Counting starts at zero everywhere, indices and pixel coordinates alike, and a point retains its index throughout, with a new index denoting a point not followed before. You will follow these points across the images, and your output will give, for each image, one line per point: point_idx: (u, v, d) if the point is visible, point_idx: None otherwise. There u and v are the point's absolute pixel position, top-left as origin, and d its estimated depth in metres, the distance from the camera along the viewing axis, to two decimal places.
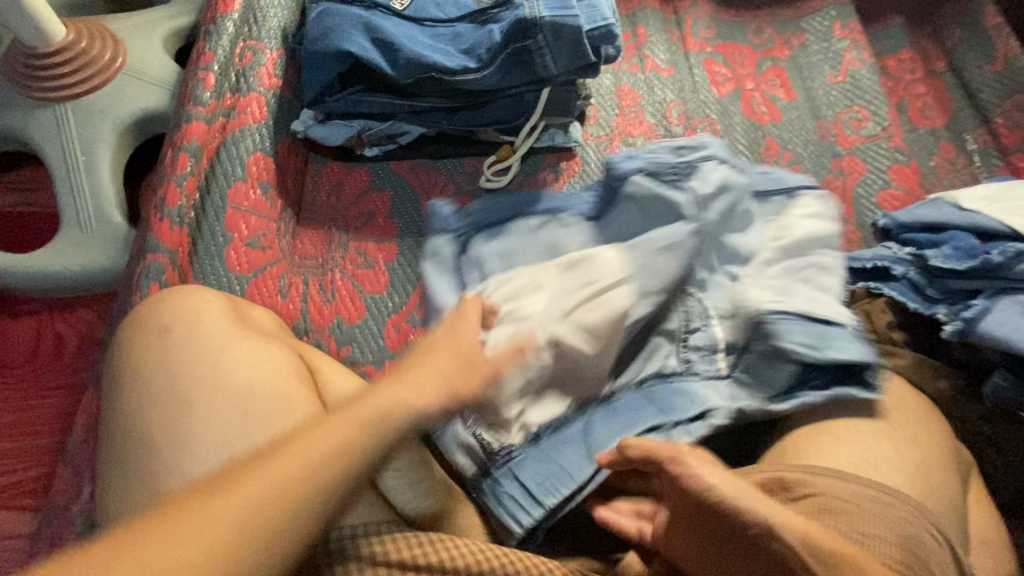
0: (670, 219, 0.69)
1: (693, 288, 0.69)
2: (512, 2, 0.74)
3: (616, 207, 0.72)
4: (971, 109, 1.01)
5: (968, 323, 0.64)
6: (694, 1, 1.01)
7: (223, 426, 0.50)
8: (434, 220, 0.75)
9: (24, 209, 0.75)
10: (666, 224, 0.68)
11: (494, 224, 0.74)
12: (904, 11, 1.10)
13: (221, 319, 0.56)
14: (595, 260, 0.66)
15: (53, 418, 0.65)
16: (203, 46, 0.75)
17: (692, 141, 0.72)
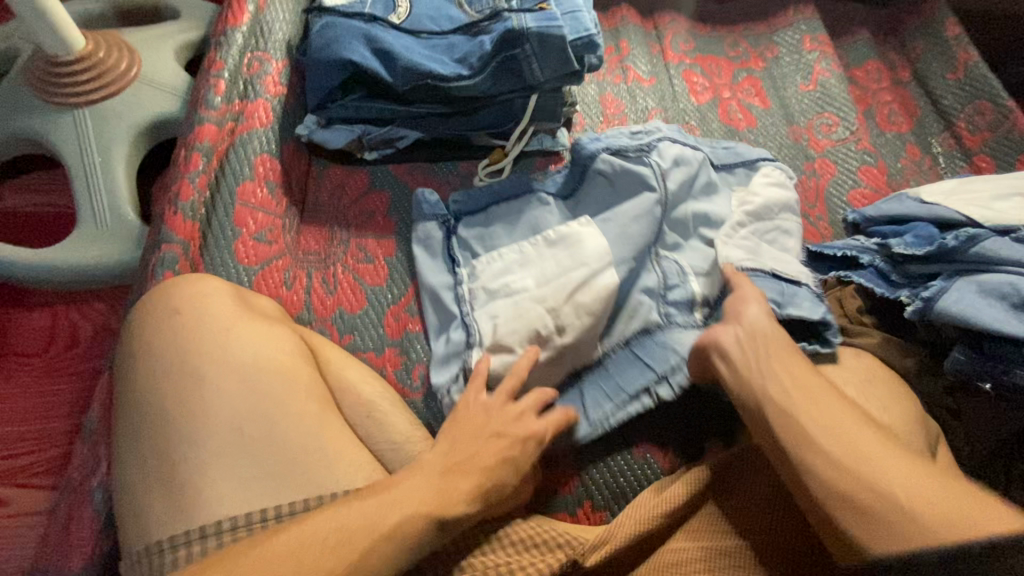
0: (638, 192, 0.75)
1: (667, 251, 0.74)
2: (501, 14, 0.79)
3: (585, 181, 0.78)
4: (935, 114, 1.06)
5: (927, 302, 0.69)
6: (673, 17, 1.08)
7: (232, 397, 0.52)
8: (423, 207, 0.80)
9: (44, 208, 0.81)
10: (634, 197, 0.74)
11: (477, 209, 0.80)
12: (870, 25, 1.16)
13: (224, 297, 0.58)
14: (579, 237, 0.72)
15: (69, 400, 0.70)
16: (214, 55, 0.81)
17: (646, 127, 0.80)
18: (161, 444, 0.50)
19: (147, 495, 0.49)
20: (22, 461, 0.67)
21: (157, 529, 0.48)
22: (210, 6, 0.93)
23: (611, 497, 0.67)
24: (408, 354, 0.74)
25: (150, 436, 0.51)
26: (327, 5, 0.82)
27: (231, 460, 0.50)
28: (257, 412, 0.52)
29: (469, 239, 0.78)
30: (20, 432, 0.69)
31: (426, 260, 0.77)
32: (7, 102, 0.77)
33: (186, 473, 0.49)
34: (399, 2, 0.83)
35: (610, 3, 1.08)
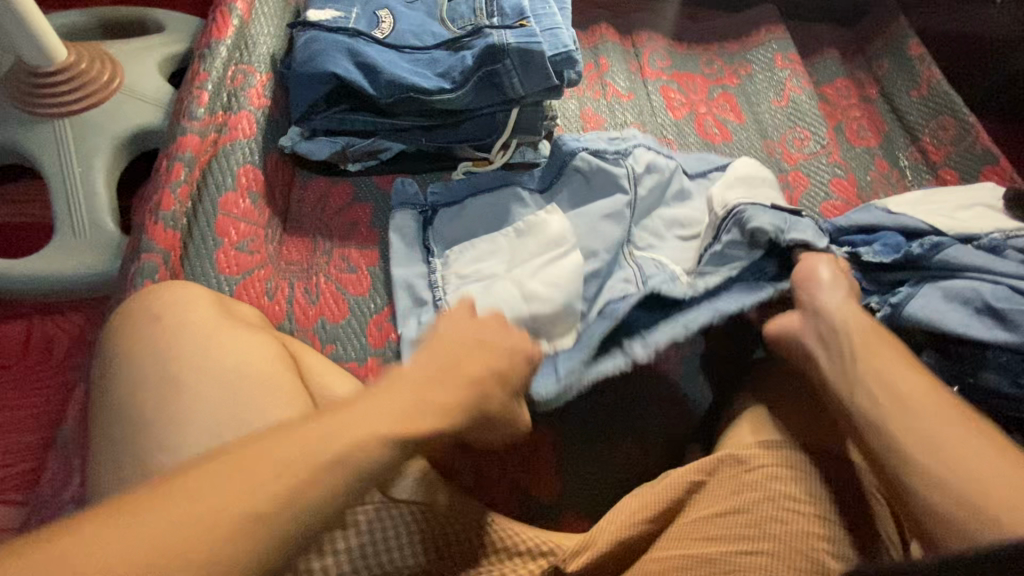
0: (609, 192, 0.78)
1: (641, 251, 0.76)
2: (482, 30, 0.81)
3: (563, 177, 0.80)
4: (901, 130, 1.10)
5: (895, 308, 0.72)
6: (650, 35, 1.11)
7: (209, 404, 0.51)
8: (400, 196, 0.82)
9: (21, 218, 0.80)
10: (605, 197, 0.78)
11: (453, 202, 0.82)
12: (838, 46, 1.20)
13: (203, 305, 0.57)
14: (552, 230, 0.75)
15: (41, 414, 0.69)
16: (197, 67, 0.82)
17: (624, 135, 0.83)
18: (135, 453, 0.49)
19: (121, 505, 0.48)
20: None
21: None
22: (194, 21, 0.94)
23: (589, 502, 0.69)
24: (390, 364, 0.74)
25: (125, 447, 0.49)
26: (311, 20, 0.83)
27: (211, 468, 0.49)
28: (235, 420, 0.51)
29: (445, 233, 0.80)
30: None
31: (401, 257, 0.78)
32: None
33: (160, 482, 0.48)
34: (383, 18, 0.85)
35: (590, 23, 1.11)
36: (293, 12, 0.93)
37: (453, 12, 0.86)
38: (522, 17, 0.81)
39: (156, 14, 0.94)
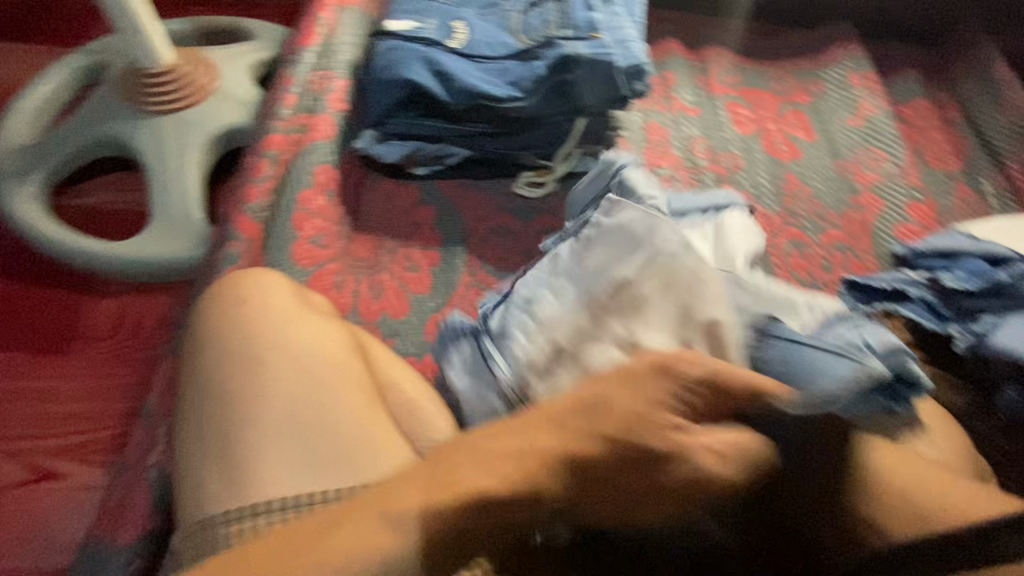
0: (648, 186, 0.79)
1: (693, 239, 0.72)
2: (554, 42, 0.83)
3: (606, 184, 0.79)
4: (985, 154, 1.04)
5: (979, 338, 0.70)
6: (719, 51, 1.10)
7: (288, 384, 0.54)
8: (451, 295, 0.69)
9: (121, 206, 0.90)
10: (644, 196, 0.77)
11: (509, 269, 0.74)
12: (919, 65, 1.15)
13: (283, 291, 0.61)
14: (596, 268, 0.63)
15: (130, 383, 0.78)
16: (286, 72, 0.87)
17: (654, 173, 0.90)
18: (221, 424, 0.52)
19: (206, 471, 0.51)
20: (85, 437, 0.75)
21: (214, 505, 0.50)
22: (282, 30, 1.01)
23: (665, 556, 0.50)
24: None
25: (210, 421, 0.53)
26: (391, 28, 0.87)
27: (285, 448, 0.51)
28: (312, 400, 0.54)
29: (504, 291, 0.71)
30: (86, 409, 0.77)
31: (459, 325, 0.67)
32: (99, 108, 0.86)
33: (243, 453, 0.51)
34: (458, 29, 0.88)
35: (657, 37, 1.12)
36: (372, 23, 0.98)
37: (525, 24, 0.88)
38: (594, 29, 0.82)
39: (249, 23, 1.01)
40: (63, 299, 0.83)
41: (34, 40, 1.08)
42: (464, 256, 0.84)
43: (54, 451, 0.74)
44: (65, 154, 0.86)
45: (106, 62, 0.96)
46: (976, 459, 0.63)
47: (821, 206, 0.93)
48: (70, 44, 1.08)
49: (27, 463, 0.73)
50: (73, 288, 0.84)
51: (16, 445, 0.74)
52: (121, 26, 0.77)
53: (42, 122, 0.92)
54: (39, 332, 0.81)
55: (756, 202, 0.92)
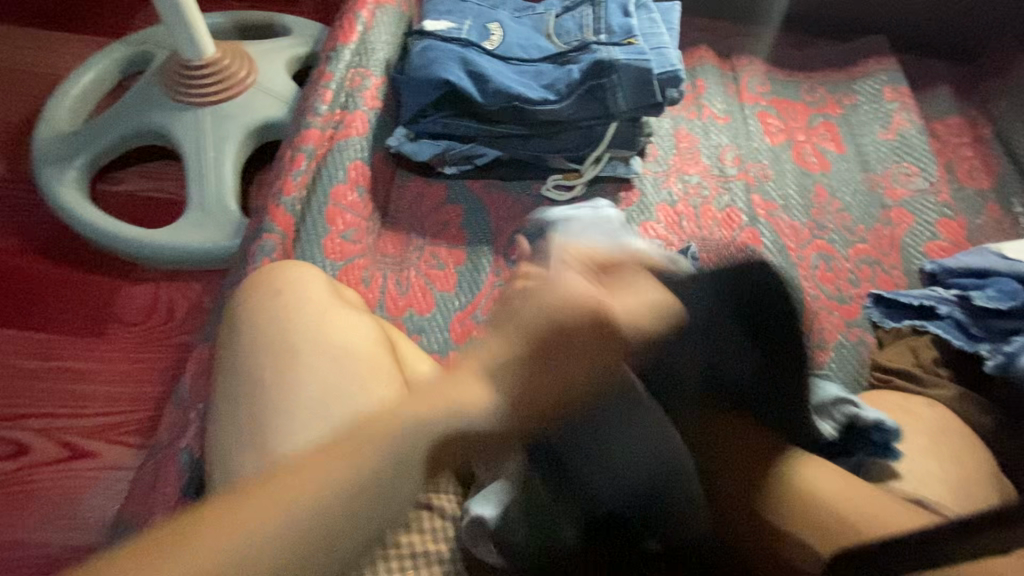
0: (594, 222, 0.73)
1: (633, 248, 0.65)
2: (589, 46, 0.83)
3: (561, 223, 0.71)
4: (1018, 174, 1.02)
5: (1009, 358, 0.68)
6: (750, 60, 1.10)
7: (322, 375, 0.55)
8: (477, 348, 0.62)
9: (158, 194, 0.92)
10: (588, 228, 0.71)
11: None
12: (952, 81, 1.14)
13: (318, 284, 0.62)
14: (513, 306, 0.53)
15: (160, 368, 0.80)
16: (323, 68, 0.88)
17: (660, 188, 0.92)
18: (255, 411, 0.53)
19: (239, 456, 0.52)
20: (116, 420, 0.77)
21: None
22: (318, 26, 1.02)
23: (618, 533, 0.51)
24: None
25: (245, 405, 0.54)
26: (428, 29, 0.88)
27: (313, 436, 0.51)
28: (344, 391, 0.54)
29: None
30: (117, 393, 0.78)
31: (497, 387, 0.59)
32: (140, 99, 0.88)
33: (275, 440, 0.51)
34: (493, 31, 0.89)
35: (688, 44, 1.11)
36: (407, 22, 0.99)
37: (560, 28, 0.89)
38: (630, 35, 0.82)
39: (286, 19, 1.03)
40: (98, 282, 0.85)
41: (76, 29, 1.11)
42: (490, 257, 0.84)
43: (87, 431, 0.76)
44: (107, 141, 0.87)
45: (146, 53, 0.98)
46: (1004, 480, 0.63)
47: (849, 219, 0.93)
48: (110, 34, 1.11)
49: (62, 441, 0.75)
50: (108, 273, 0.86)
51: (51, 423, 0.76)
52: (167, 19, 0.79)
53: (82, 110, 0.94)
54: (75, 313, 0.83)
55: (784, 213, 0.91)
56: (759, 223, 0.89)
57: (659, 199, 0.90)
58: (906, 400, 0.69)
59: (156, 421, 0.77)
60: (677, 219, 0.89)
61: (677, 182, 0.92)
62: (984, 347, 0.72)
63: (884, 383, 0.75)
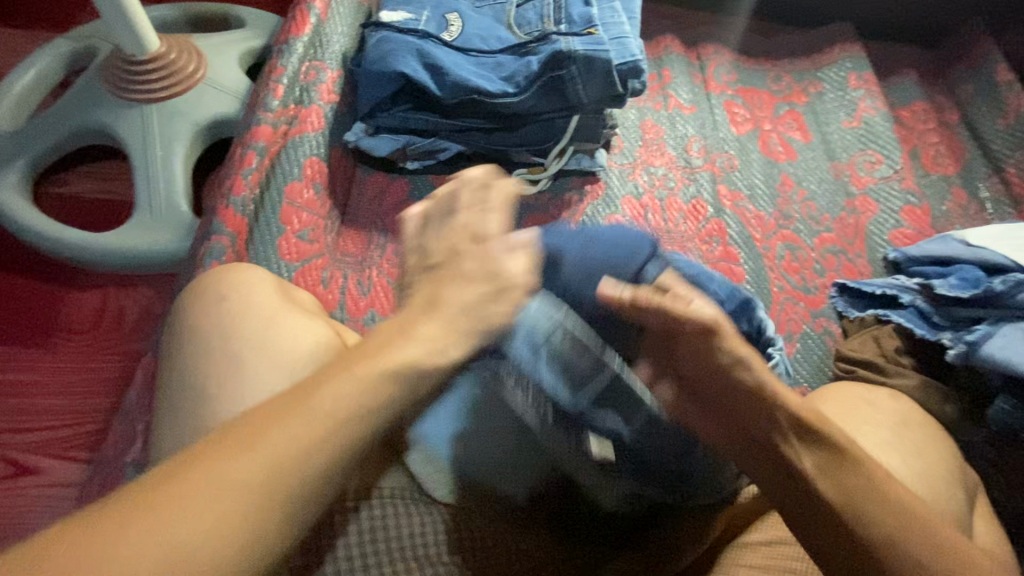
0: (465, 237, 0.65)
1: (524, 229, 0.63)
2: (549, 37, 0.81)
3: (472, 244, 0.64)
4: (982, 159, 1.03)
5: (970, 347, 0.68)
6: (717, 49, 1.09)
7: (268, 384, 0.53)
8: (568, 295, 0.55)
9: (106, 196, 0.89)
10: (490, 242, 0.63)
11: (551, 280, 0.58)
12: (918, 68, 1.14)
13: (265, 288, 0.59)
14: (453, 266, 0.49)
15: (110, 379, 0.79)
16: (275, 62, 0.85)
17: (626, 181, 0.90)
18: (196, 423, 0.51)
19: None
20: (64, 434, 0.76)
21: None
22: (273, 18, 0.99)
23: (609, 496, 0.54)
24: None
25: (187, 418, 0.52)
26: (383, 20, 0.85)
27: None
28: None
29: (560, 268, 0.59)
30: (65, 406, 0.77)
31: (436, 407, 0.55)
32: (82, 97, 0.84)
33: None
34: (452, 22, 0.86)
35: (655, 33, 1.10)
36: (364, 13, 0.96)
37: (520, 18, 0.87)
38: (590, 25, 0.81)
39: (239, 11, 0.99)
40: (44, 291, 0.83)
41: (19, 23, 1.06)
42: None
43: (33, 446, 0.75)
44: (48, 142, 0.84)
45: (91, 48, 0.94)
46: (963, 468, 0.63)
47: (815, 209, 0.92)
48: (54, 27, 1.06)
49: (7, 457, 0.73)
50: (54, 281, 0.84)
51: None
52: (105, 15, 0.76)
53: (24, 109, 0.90)
54: (19, 323, 0.81)
55: (750, 203, 0.91)
56: (724, 214, 0.89)
57: (625, 192, 0.89)
58: (869, 391, 0.69)
59: (107, 433, 0.76)
60: (643, 211, 0.88)
61: (643, 174, 0.91)
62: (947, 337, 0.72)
63: (847, 373, 0.74)
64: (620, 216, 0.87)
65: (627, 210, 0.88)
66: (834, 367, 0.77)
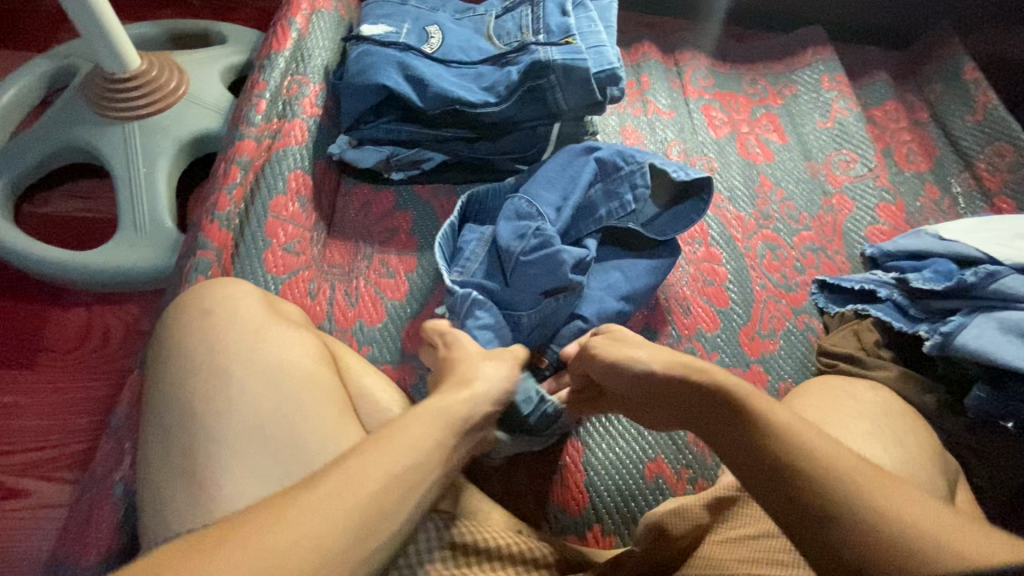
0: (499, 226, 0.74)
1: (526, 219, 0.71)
2: (528, 46, 0.82)
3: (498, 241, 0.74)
4: (953, 156, 1.06)
5: (945, 338, 0.70)
6: (693, 54, 1.11)
7: (255, 397, 0.53)
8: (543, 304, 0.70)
9: (89, 214, 0.89)
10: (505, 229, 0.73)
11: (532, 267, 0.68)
12: (887, 69, 1.18)
13: (252, 301, 0.60)
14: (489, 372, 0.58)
15: (98, 397, 0.79)
16: (257, 77, 0.86)
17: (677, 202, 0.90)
18: (185, 438, 0.51)
19: (169, 487, 0.50)
20: (51, 455, 0.75)
21: (176, 524, 0.49)
22: (255, 34, 0.99)
23: (617, 515, 0.66)
24: (423, 367, 0.75)
25: (175, 435, 0.52)
26: (364, 34, 0.86)
27: (251, 459, 0.50)
28: (280, 413, 0.53)
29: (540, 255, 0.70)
30: (50, 427, 0.76)
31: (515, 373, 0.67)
32: (63, 116, 0.84)
33: (207, 468, 0.50)
34: (432, 33, 0.87)
35: (633, 40, 1.11)
36: (345, 27, 0.97)
37: (499, 29, 0.88)
38: (568, 34, 0.82)
39: (220, 27, 1.00)
40: (27, 311, 0.82)
41: None
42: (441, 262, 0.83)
43: (18, 468, 0.74)
44: (29, 162, 0.83)
45: (70, 66, 0.94)
46: (942, 454, 0.65)
47: (793, 208, 0.94)
48: (33, 47, 1.06)
49: None
50: (37, 300, 0.83)
51: None
52: (85, 33, 0.75)
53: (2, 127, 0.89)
54: (3, 344, 0.80)
55: (730, 204, 0.93)
56: (706, 216, 0.90)
57: None
58: (850, 383, 0.71)
59: (94, 451, 0.76)
60: None
61: None
62: (925, 328, 0.73)
63: (829, 368, 0.76)
64: None
65: None
66: (818, 362, 0.79)
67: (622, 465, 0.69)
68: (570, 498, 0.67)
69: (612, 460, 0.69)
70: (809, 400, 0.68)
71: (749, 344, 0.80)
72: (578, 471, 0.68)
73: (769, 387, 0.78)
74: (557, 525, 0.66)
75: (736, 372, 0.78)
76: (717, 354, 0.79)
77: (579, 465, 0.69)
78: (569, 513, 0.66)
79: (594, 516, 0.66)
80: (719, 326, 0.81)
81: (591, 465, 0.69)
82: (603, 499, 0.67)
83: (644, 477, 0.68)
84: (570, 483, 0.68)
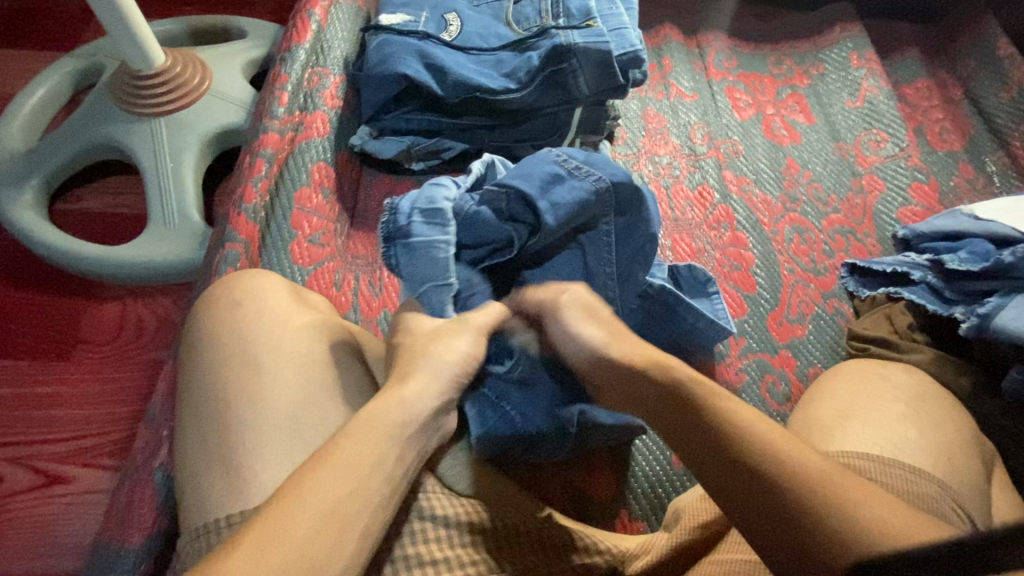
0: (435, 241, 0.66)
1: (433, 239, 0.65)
2: (548, 31, 0.81)
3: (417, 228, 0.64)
4: (988, 133, 1.02)
5: (983, 319, 0.68)
6: (715, 36, 1.09)
7: (286, 383, 0.54)
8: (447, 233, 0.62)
9: (119, 210, 0.91)
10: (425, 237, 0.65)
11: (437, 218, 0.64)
12: (918, 45, 1.14)
13: (277, 291, 0.61)
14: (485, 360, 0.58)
15: (135, 388, 0.81)
16: (279, 70, 0.86)
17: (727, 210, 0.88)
18: (219, 425, 0.52)
19: (206, 471, 0.51)
20: (89, 443, 0.77)
21: (214, 508, 0.50)
22: (275, 27, 1.00)
23: (646, 504, 0.67)
24: None
25: (209, 422, 0.53)
26: (382, 23, 0.86)
27: (286, 449, 0.51)
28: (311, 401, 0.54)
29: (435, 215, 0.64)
30: (89, 417, 0.79)
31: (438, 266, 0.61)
32: (92, 113, 0.86)
33: (242, 453, 0.51)
34: (451, 21, 0.86)
35: (654, 23, 1.09)
36: (364, 18, 0.97)
37: (519, 14, 0.87)
38: (588, 17, 0.81)
39: (240, 21, 1.01)
40: (63, 305, 0.85)
41: (24, 45, 1.08)
42: None
43: (58, 456, 0.76)
44: (60, 159, 0.85)
45: (97, 65, 0.96)
46: (979, 438, 0.63)
47: (821, 189, 0.92)
48: (60, 46, 1.08)
49: (36, 468, 0.75)
50: (72, 295, 0.85)
51: (23, 453, 0.76)
52: (112, 32, 0.77)
53: (34, 127, 0.91)
54: (40, 338, 0.83)
55: (756, 187, 0.91)
56: (731, 200, 0.89)
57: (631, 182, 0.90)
58: (882, 366, 0.69)
59: (133, 439, 0.78)
60: (708, 202, 0.88)
61: (647, 164, 0.91)
62: (963, 310, 0.71)
63: (861, 352, 0.75)
64: (687, 198, 0.88)
65: (681, 200, 0.88)
66: (848, 346, 0.77)
67: (649, 453, 0.69)
68: (599, 485, 0.67)
69: (639, 448, 0.69)
70: (841, 385, 0.66)
71: (777, 329, 0.79)
72: (605, 457, 0.68)
73: (799, 372, 0.76)
74: (586, 511, 0.66)
75: (764, 357, 0.77)
76: (745, 339, 0.78)
77: (604, 452, 0.69)
78: (597, 500, 0.66)
79: (622, 503, 0.66)
80: (747, 311, 0.80)
81: (616, 453, 0.69)
82: (631, 486, 0.67)
83: (672, 464, 0.69)
84: (596, 470, 0.68)
